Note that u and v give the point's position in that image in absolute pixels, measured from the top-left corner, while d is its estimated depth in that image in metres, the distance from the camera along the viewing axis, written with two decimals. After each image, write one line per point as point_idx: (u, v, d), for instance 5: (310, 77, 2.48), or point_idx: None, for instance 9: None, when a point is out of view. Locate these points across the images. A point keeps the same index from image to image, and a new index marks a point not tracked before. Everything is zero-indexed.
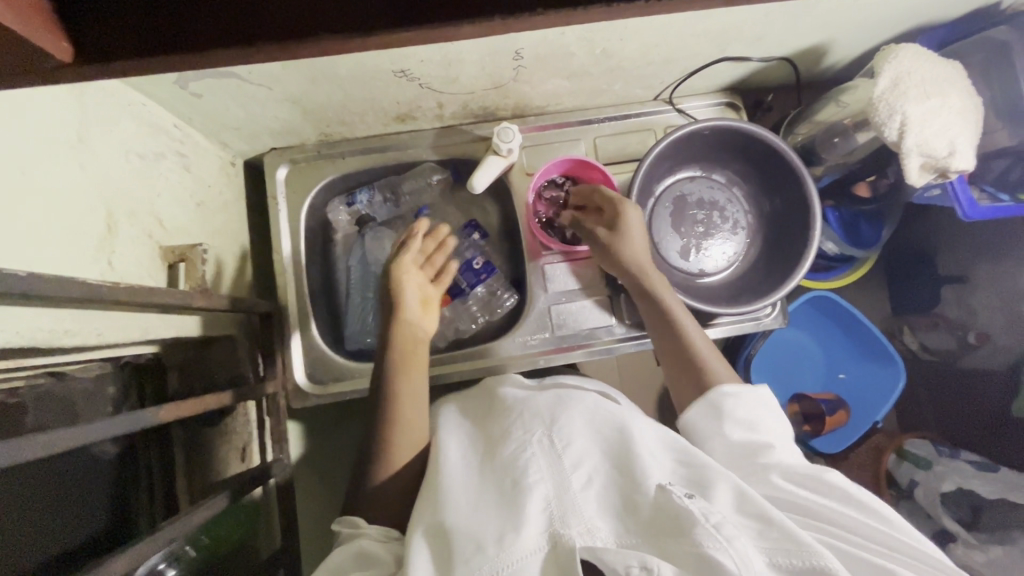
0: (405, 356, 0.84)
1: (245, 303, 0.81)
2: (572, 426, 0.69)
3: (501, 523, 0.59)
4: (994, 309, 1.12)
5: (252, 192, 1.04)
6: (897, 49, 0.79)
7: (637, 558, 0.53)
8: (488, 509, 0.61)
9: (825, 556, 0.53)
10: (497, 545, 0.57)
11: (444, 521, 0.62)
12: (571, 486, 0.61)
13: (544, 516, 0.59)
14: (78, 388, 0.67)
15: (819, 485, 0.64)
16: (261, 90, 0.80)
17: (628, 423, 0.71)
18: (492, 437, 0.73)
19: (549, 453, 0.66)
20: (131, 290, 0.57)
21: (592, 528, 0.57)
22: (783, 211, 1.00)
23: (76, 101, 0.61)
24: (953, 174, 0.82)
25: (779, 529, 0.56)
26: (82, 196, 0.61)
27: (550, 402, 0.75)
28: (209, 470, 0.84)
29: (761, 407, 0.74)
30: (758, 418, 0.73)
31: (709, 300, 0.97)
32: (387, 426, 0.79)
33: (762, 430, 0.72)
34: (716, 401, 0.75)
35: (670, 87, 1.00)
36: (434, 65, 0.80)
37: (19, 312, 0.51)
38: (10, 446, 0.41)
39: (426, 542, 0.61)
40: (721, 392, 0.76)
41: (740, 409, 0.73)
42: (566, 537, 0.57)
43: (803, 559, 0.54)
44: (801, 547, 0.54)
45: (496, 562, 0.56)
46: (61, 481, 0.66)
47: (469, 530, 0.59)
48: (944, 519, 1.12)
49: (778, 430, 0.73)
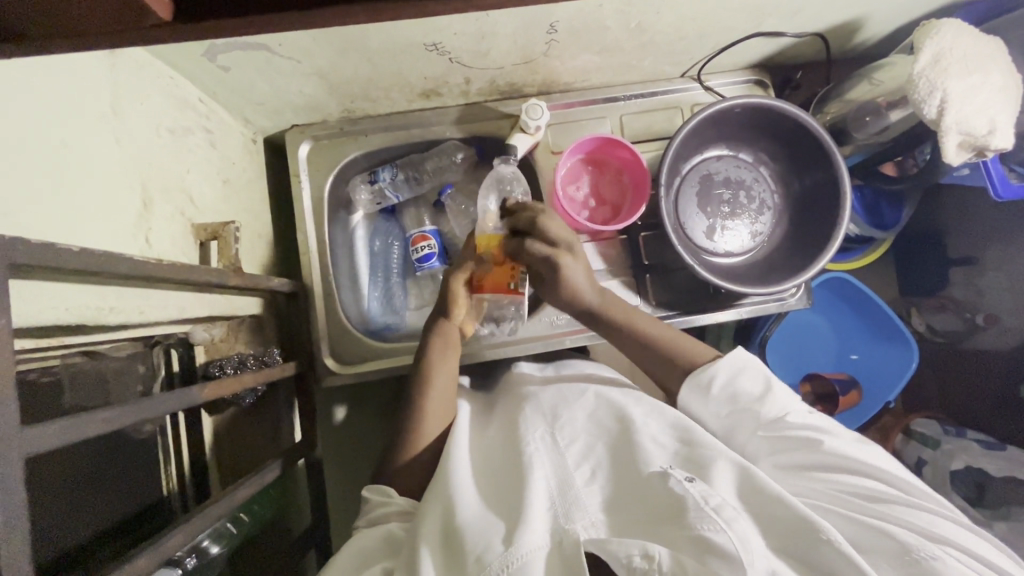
0: (448, 331, 0.85)
1: (274, 283, 0.80)
2: (576, 423, 0.71)
3: (509, 522, 0.58)
4: (1001, 290, 1.14)
5: (273, 170, 1.02)
6: (940, 23, 0.78)
7: (640, 546, 0.52)
8: (496, 510, 0.61)
9: (827, 529, 0.53)
10: (505, 542, 0.56)
11: (456, 518, 0.60)
12: (574, 482, 0.62)
13: (549, 513, 0.59)
14: (111, 366, 0.65)
15: (818, 459, 0.64)
16: (289, 64, 0.77)
17: (632, 412, 0.71)
18: (500, 438, 0.74)
19: (553, 450, 0.67)
20: (175, 267, 0.56)
21: (597, 521, 0.57)
22: (812, 190, 0.99)
23: (109, 72, 0.60)
24: (990, 153, 0.81)
25: (780, 507, 0.56)
26: (119, 172, 0.60)
27: (554, 398, 0.77)
28: (227, 446, 0.84)
29: (752, 374, 0.72)
30: (749, 386, 0.71)
31: (737, 281, 0.96)
32: (419, 415, 0.78)
33: (743, 397, 0.71)
34: (698, 379, 0.75)
35: (700, 64, 0.98)
36: (466, 38, 0.78)
37: (69, 289, 0.51)
38: (75, 423, 0.41)
39: (436, 546, 0.59)
40: (699, 374, 0.75)
41: (730, 383, 0.72)
42: (570, 532, 0.56)
43: (803, 531, 0.54)
44: (806, 525, 0.54)
45: (504, 556, 0.55)
46: (98, 462, 0.64)
47: (480, 526, 0.59)
48: (951, 496, 1.13)
49: (760, 391, 0.71)
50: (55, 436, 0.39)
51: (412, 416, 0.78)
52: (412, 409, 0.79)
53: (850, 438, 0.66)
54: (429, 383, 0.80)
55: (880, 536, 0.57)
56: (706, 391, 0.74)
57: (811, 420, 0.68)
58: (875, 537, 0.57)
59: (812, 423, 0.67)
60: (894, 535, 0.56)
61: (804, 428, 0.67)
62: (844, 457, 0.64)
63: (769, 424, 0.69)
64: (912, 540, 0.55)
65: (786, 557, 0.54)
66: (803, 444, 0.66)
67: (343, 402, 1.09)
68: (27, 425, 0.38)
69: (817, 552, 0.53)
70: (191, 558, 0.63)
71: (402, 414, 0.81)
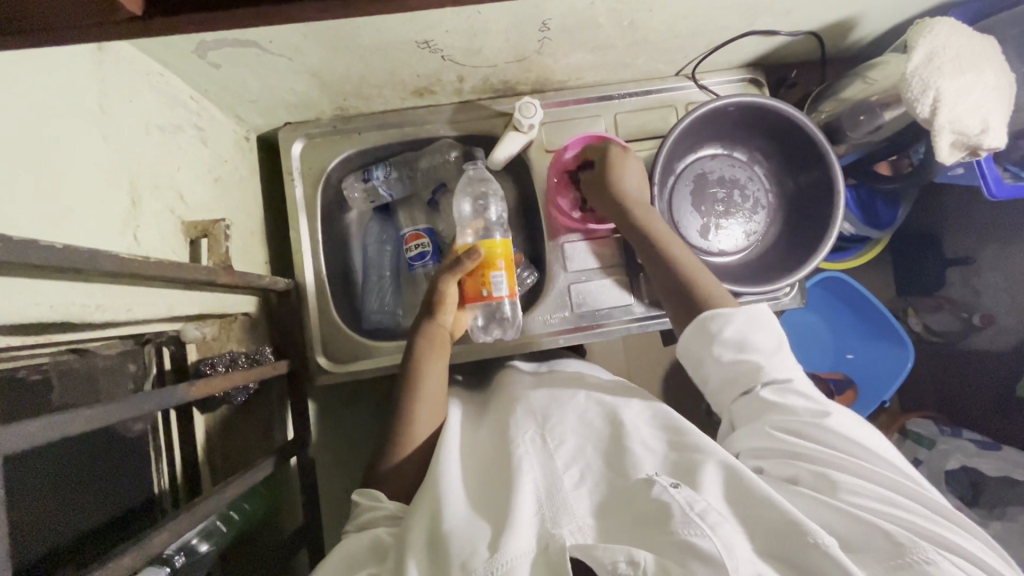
0: (435, 334, 0.84)
1: (266, 282, 0.80)
2: (565, 424, 0.71)
3: (495, 528, 0.58)
4: (998, 290, 1.14)
5: (266, 168, 1.01)
6: (932, 22, 0.78)
7: (625, 553, 0.51)
8: (484, 515, 0.61)
9: (814, 532, 0.53)
10: (491, 547, 0.56)
11: (443, 523, 0.60)
12: (562, 486, 0.62)
13: (537, 518, 0.58)
14: (100, 365, 0.65)
15: (812, 433, 0.64)
16: (281, 61, 0.77)
17: (621, 417, 0.71)
18: (491, 440, 0.74)
19: (542, 452, 0.67)
20: (162, 264, 0.55)
21: (583, 525, 0.57)
22: (806, 190, 0.99)
23: (96, 69, 0.59)
24: (984, 152, 0.81)
25: (767, 511, 0.56)
26: (107, 169, 0.59)
27: (545, 400, 0.77)
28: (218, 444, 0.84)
29: (764, 331, 0.73)
30: (760, 341, 0.72)
31: (731, 280, 0.96)
32: (408, 417, 0.78)
33: (752, 348, 0.72)
34: (707, 324, 0.75)
35: (694, 62, 0.98)
36: (458, 35, 0.78)
37: (54, 288, 0.51)
38: (55, 421, 0.41)
39: (422, 551, 0.59)
40: (705, 315, 0.76)
41: (742, 335, 0.73)
42: (557, 537, 0.55)
43: (789, 535, 0.53)
44: (794, 529, 0.53)
45: (490, 562, 0.54)
46: (86, 461, 0.64)
47: (467, 532, 0.59)
48: (946, 495, 1.12)
49: (771, 344, 0.72)
50: (34, 435, 0.39)
51: (402, 418, 0.78)
52: (402, 412, 0.79)
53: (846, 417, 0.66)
54: (418, 386, 0.80)
55: (868, 529, 0.56)
56: (715, 340, 0.74)
57: (811, 390, 0.69)
58: (863, 530, 0.56)
59: (813, 394, 0.68)
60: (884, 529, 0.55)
61: (804, 396, 0.68)
62: (841, 436, 0.63)
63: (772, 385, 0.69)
64: (904, 538, 0.54)
65: (774, 562, 0.53)
66: (801, 415, 0.66)
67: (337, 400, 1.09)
68: (8, 424, 0.37)
69: (803, 557, 0.52)
70: (180, 555, 0.63)
71: (393, 413, 0.81)
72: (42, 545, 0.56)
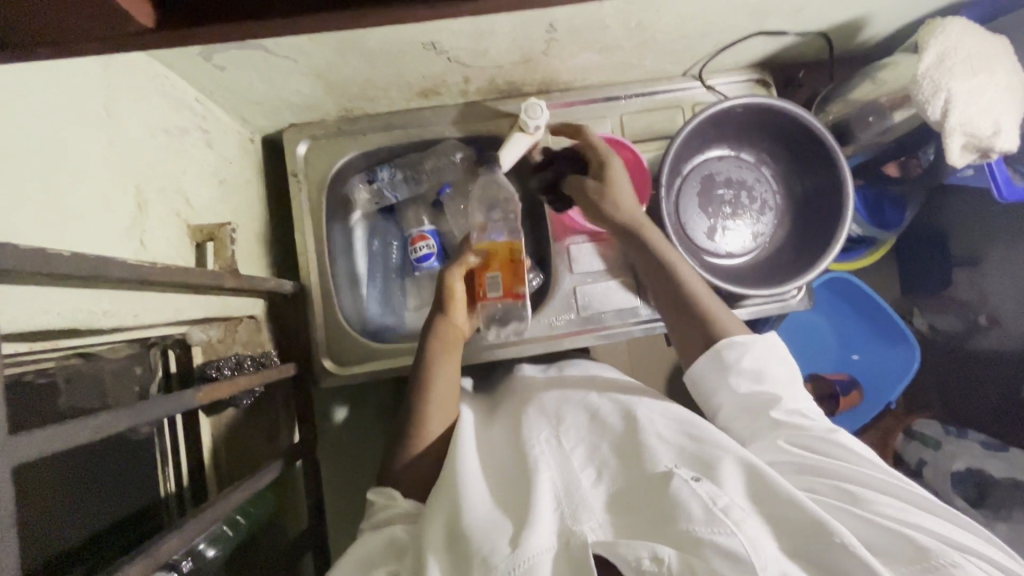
0: (446, 332, 0.84)
1: (272, 285, 0.80)
2: (580, 425, 0.71)
3: (517, 523, 0.58)
4: (1006, 290, 1.11)
5: (270, 169, 1.01)
6: (944, 23, 0.77)
7: (648, 549, 0.52)
8: (504, 512, 0.61)
9: (839, 531, 0.53)
10: (512, 542, 0.56)
11: (463, 518, 0.60)
12: (581, 484, 0.62)
13: (556, 516, 0.58)
14: (106, 369, 0.65)
15: (825, 448, 0.65)
16: (286, 63, 0.77)
17: (636, 410, 0.70)
18: (503, 442, 0.74)
19: (558, 451, 0.66)
20: (169, 270, 0.55)
21: (604, 522, 0.57)
22: (815, 192, 0.98)
23: (102, 73, 0.59)
24: (995, 154, 0.80)
25: (789, 509, 0.56)
26: (114, 174, 0.59)
27: (557, 400, 0.77)
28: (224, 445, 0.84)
29: (777, 362, 0.74)
30: (773, 372, 0.72)
31: (738, 283, 0.96)
32: (421, 415, 0.78)
33: (768, 380, 0.72)
34: (722, 354, 0.74)
35: (701, 63, 0.97)
36: (464, 37, 0.77)
37: (60, 294, 0.51)
38: (63, 430, 0.40)
39: (441, 548, 0.58)
40: (721, 346, 0.74)
41: (757, 364, 0.72)
42: (578, 532, 0.56)
43: (812, 532, 0.53)
44: (817, 528, 0.53)
45: (511, 557, 0.54)
46: (94, 465, 0.64)
47: (487, 527, 0.58)
48: (952, 497, 1.12)
49: (785, 377, 0.73)
50: (42, 445, 0.39)
51: (414, 416, 0.78)
52: (413, 410, 0.78)
53: (856, 439, 0.68)
54: (433, 384, 0.80)
55: (898, 537, 0.55)
56: (729, 369, 0.73)
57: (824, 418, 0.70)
58: (892, 541, 0.55)
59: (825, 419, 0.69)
60: (911, 536, 0.55)
61: (818, 421, 0.68)
62: (849, 450, 0.64)
63: (786, 412, 0.69)
64: (931, 545, 0.54)
65: (797, 559, 0.53)
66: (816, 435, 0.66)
67: (341, 402, 1.09)
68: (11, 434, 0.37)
69: (827, 555, 0.52)
70: (188, 561, 0.64)
71: (401, 416, 0.81)
72: (51, 549, 0.56)
